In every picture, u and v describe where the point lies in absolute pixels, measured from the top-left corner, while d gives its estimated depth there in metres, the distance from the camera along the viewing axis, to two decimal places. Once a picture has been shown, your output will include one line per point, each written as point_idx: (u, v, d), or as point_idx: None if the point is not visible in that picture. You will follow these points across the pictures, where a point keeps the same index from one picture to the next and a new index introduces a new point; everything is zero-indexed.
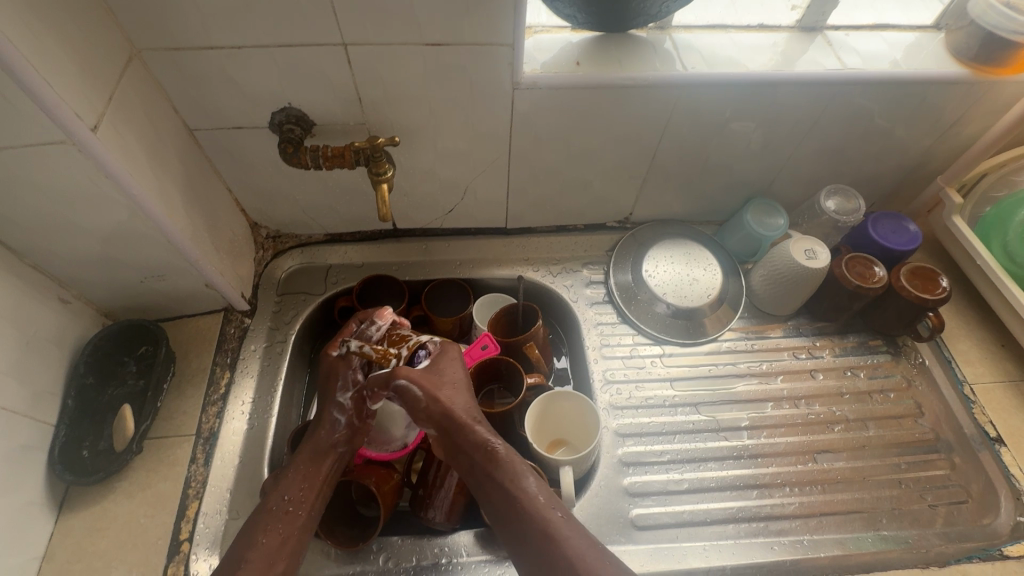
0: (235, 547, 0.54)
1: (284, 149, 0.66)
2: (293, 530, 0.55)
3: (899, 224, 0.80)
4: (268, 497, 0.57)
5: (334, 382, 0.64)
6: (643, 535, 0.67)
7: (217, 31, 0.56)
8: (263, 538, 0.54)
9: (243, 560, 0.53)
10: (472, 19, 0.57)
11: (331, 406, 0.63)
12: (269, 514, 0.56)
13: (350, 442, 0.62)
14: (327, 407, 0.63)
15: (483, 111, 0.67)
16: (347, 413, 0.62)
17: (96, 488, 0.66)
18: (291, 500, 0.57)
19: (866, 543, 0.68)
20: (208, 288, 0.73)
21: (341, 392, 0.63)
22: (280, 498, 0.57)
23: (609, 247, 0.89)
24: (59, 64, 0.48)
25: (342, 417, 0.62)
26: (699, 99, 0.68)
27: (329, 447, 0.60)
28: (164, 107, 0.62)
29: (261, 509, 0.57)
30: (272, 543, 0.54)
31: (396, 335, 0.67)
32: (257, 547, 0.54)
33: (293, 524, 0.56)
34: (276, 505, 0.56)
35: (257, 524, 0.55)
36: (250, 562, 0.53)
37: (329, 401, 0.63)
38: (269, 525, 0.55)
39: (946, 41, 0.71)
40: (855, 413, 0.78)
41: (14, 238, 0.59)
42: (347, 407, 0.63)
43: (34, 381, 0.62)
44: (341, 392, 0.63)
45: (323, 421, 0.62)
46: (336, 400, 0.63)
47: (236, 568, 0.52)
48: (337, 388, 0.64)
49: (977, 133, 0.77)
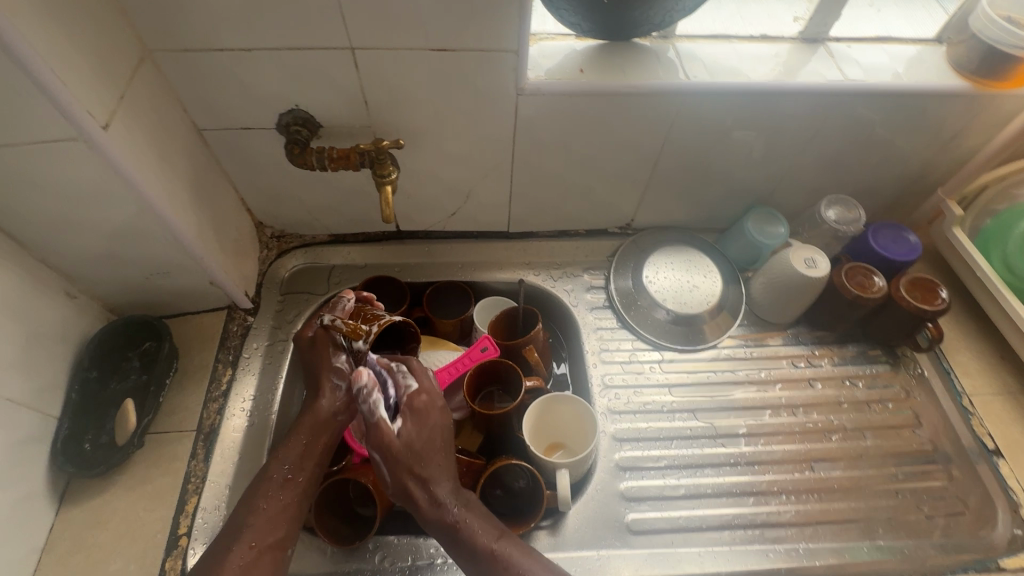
0: (237, 514, 0.56)
1: (292, 150, 0.67)
2: (293, 494, 0.58)
3: (899, 235, 0.81)
4: (269, 463, 0.59)
5: (325, 353, 0.65)
6: (637, 540, 0.67)
7: (227, 33, 0.57)
8: (264, 504, 0.57)
9: (246, 525, 0.55)
10: (479, 26, 0.58)
11: (329, 375, 0.64)
12: (269, 481, 0.58)
13: (349, 410, 0.64)
14: (324, 377, 0.64)
15: (487, 116, 0.68)
16: (346, 380, 0.64)
17: (97, 481, 0.67)
18: (290, 469, 0.59)
19: (862, 553, 0.68)
20: (212, 285, 0.74)
21: (336, 358, 0.65)
22: (281, 467, 0.59)
23: (609, 253, 0.89)
24: (73, 62, 0.49)
25: (342, 383, 0.64)
26: (701, 108, 0.69)
27: (329, 418, 0.62)
28: (174, 107, 0.63)
29: (262, 475, 0.59)
30: (274, 507, 0.57)
31: (368, 314, 0.67)
32: (258, 512, 0.56)
33: (292, 491, 0.58)
34: (277, 472, 0.59)
35: (257, 491, 0.58)
36: (253, 527, 0.55)
37: (325, 371, 0.64)
38: (269, 492, 0.58)
39: (947, 54, 0.72)
40: (853, 422, 0.78)
41: (24, 232, 0.60)
42: (343, 372, 0.64)
43: (39, 374, 0.63)
44: (335, 360, 0.65)
45: (324, 391, 0.63)
46: (332, 368, 0.64)
47: (241, 531, 0.55)
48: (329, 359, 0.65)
49: (977, 146, 0.78)
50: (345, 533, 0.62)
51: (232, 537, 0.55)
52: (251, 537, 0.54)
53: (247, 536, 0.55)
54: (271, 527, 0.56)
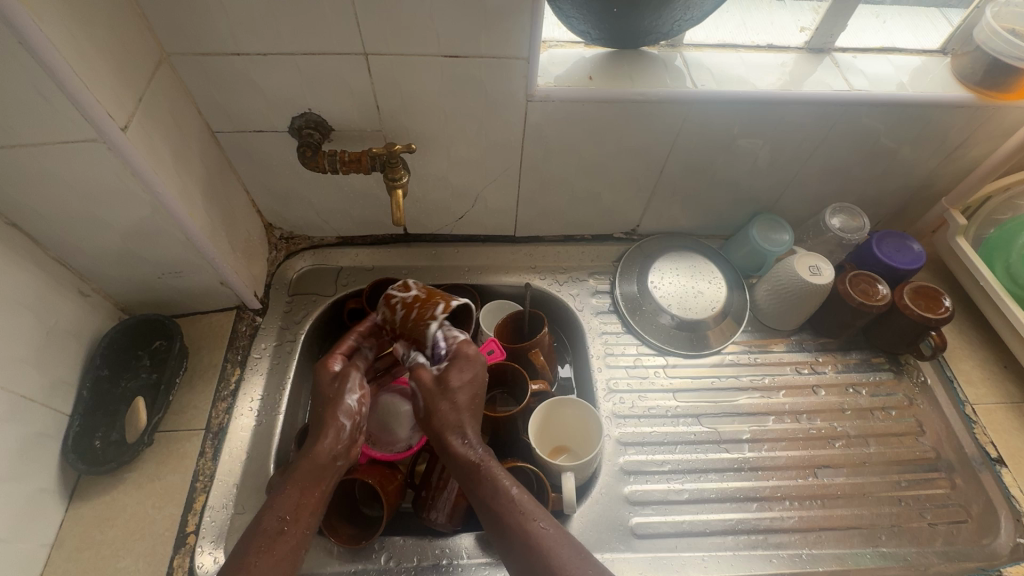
0: (227, 568, 0.50)
1: (303, 152, 0.68)
2: (290, 549, 0.52)
3: (903, 243, 0.81)
4: (263, 513, 0.53)
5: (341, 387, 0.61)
6: (642, 544, 0.67)
7: (243, 38, 0.58)
8: (256, 561, 0.50)
9: None
10: (491, 32, 0.59)
11: (336, 414, 0.59)
12: (263, 534, 0.52)
13: (348, 455, 0.60)
14: (331, 416, 0.59)
15: (497, 122, 0.69)
16: (352, 419, 0.60)
17: (106, 478, 0.67)
18: (286, 520, 0.53)
19: (865, 559, 0.68)
20: (222, 286, 0.75)
21: (349, 393, 0.61)
22: (275, 517, 0.53)
23: (615, 258, 0.90)
24: (95, 65, 0.50)
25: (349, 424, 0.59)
26: (708, 116, 0.70)
27: (327, 462, 0.57)
28: (189, 109, 0.64)
29: (256, 527, 0.52)
30: (268, 564, 0.50)
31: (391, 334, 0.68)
32: (249, 571, 0.49)
33: (287, 547, 0.52)
34: (270, 523, 0.52)
35: (253, 544, 0.51)
36: None
37: (334, 409, 0.60)
38: (266, 545, 0.51)
39: (952, 65, 0.73)
40: (856, 429, 0.79)
41: (40, 230, 0.61)
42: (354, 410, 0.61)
43: (51, 370, 0.64)
44: (349, 396, 0.61)
45: (327, 431, 0.58)
46: (346, 404, 0.60)
47: None
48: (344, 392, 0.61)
49: (981, 156, 0.78)
50: (352, 533, 0.63)
51: None
52: None
53: None
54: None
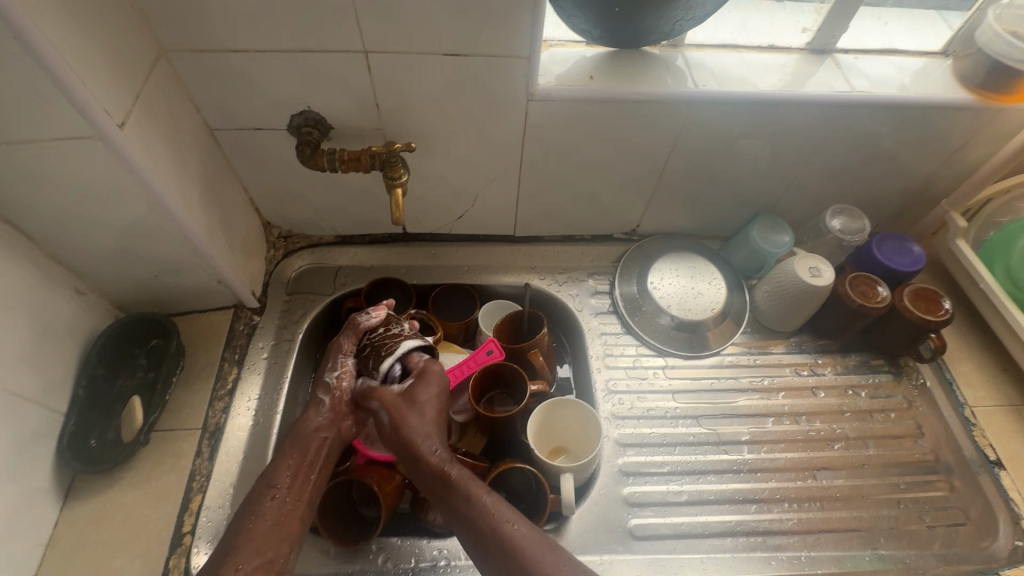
0: (227, 536, 0.55)
1: (303, 151, 0.67)
2: (283, 511, 0.56)
3: (903, 245, 0.81)
4: (256, 485, 0.58)
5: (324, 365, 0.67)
6: (640, 545, 0.67)
7: (242, 36, 0.58)
8: (251, 526, 0.55)
9: (232, 548, 0.53)
10: (492, 32, 0.59)
11: (318, 389, 0.65)
12: (258, 499, 0.57)
13: (333, 426, 0.63)
14: (314, 394, 0.65)
15: (498, 122, 0.69)
16: (331, 395, 0.65)
17: (102, 478, 0.67)
18: (277, 487, 0.58)
19: (864, 562, 0.68)
20: (220, 284, 0.75)
21: (329, 372, 0.66)
22: (266, 484, 0.58)
23: (615, 258, 0.90)
24: (93, 63, 0.50)
25: (327, 398, 0.64)
26: (709, 117, 0.69)
27: (312, 432, 0.62)
28: (187, 107, 0.64)
29: (251, 497, 0.57)
30: (261, 526, 0.55)
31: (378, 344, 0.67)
32: (245, 533, 0.54)
33: (281, 510, 0.56)
34: (263, 491, 0.57)
35: (247, 513, 0.56)
36: (238, 550, 0.53)
37: (316, 386, 0.66)
38: (259, 510, 0.56)
39: (953, 67, 0.73)
40: (854, 431, 0.79)
41: (35, 228, 0.60)
42: (333, 387, 0.65)
43: (46, 370, 0.63)
44: (327, 374, 0.66)
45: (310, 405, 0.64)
46: (324, 380, 0.65)
47: (226, 556, 0.53)
48: (325, 369, 0.66)
49: (983, 158, 0.78)
50: (350, 534, 0.62)
51: (218, 562, 0.53)
52: (238, 560, 0.52)
53: (234, 558, 0.53)
54: (259, 547, 0.54)
